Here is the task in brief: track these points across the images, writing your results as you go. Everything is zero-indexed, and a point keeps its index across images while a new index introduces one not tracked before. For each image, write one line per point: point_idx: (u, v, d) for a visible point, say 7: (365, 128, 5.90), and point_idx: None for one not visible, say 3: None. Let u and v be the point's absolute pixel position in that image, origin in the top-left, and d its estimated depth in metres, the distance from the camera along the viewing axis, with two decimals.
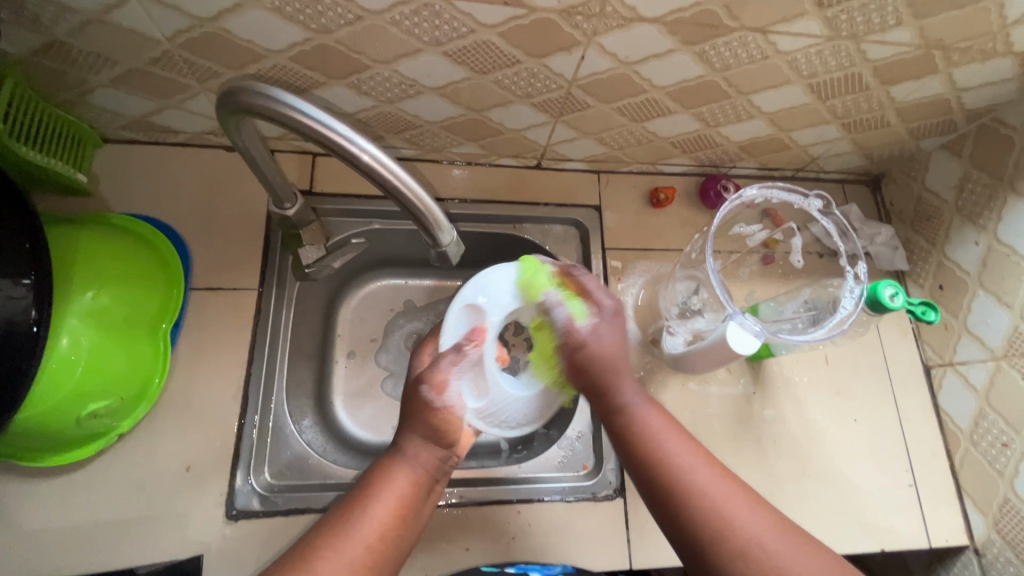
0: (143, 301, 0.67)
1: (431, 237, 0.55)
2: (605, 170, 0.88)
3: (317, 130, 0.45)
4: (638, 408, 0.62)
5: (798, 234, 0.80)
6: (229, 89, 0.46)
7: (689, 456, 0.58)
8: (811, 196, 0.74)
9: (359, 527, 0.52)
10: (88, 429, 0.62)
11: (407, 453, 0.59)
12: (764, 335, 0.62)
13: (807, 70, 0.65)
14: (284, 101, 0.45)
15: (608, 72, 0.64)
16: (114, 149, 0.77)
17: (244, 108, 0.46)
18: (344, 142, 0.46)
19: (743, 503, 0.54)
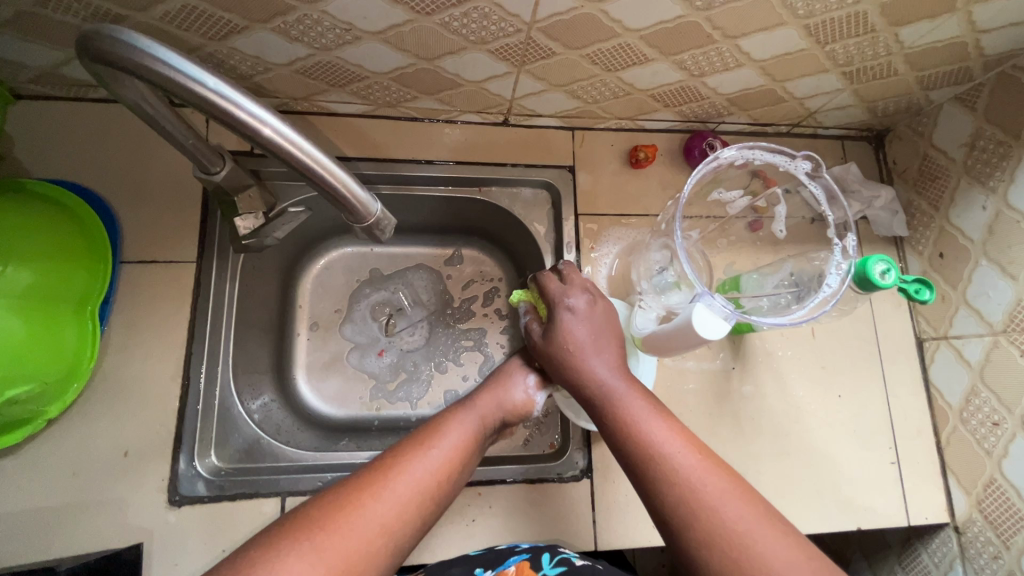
0: (63, 278, 0.61)
1: (348, 211, 0.49)
2: (580, 127, 0.80)
3: (196, 92, 0.39)
4: (611, 383, 0.56)
5: (783, 201, 0.70)
6: (82, 35, 0.38)
7: (664, 433, 0.52)
8: (800, 157, 0.65)
9: (425, 461, 0.52)
10: (9, 416, 0.58)
11: (476, 405, 0.61)
12: (735, 319, 0.52)
13: (803, 9, 0.56)
14: (150, 54, 0.38)
15: (572, 12, 0.55)
16: (29, 107, 0.69)
17: (101, 59, 0.39)
18: (227, 104, 0.40)
19: (717, 482, 0.48)
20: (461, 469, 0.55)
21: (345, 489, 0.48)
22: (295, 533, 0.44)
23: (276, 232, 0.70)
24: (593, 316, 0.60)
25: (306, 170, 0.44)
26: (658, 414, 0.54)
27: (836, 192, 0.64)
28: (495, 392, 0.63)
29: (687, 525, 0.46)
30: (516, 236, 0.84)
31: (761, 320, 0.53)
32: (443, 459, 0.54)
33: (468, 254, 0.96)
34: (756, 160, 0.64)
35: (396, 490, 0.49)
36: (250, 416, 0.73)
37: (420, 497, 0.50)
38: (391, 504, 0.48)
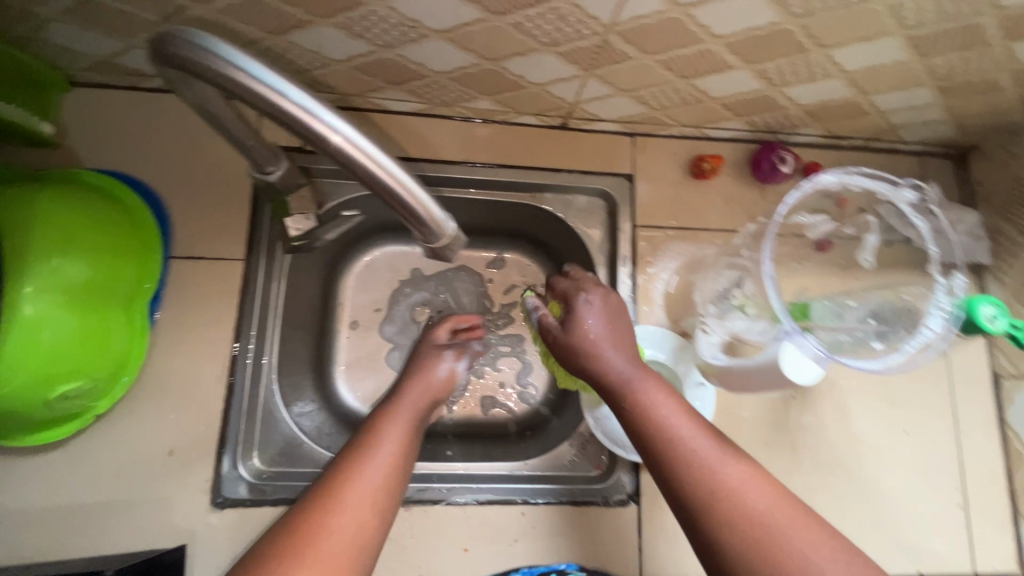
0: (116, 272, 0.61)
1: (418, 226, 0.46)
2: (641, 133, 0.76)
3: (273, 101, 0.36)
4: (627, 374, 0.53)
5: (875, 231, 0.65)
6: (162, 37, 0.36)
7: (686, 423, 0.51)
8: (902, 185, 0.62)
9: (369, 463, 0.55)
10: (62, 410, 0.58)
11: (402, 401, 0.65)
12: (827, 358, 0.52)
13: (912, 19, 0.51)
14: (227, 61, 0.36)
15: (657, 16, 0.51)
16: (83, 95, 0.68)
17: (179, 64, 0.36)
18: (307, 118, 0.38)
19: (737, 469, 0.48)
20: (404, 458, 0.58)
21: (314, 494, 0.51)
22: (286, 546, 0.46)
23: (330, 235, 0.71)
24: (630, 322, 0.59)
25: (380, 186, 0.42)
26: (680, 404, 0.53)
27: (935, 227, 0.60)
28: (417, 379, 0.70)
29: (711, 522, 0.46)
30: (566, 244, 0.81)
31: (856, 362, 0.51)
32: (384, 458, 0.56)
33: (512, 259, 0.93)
34: (854, 185, 0.60)
35: (349, 492, 0.51)
36: (291, 418, 0.70)
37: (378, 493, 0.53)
38: (362, 506, 0.51)
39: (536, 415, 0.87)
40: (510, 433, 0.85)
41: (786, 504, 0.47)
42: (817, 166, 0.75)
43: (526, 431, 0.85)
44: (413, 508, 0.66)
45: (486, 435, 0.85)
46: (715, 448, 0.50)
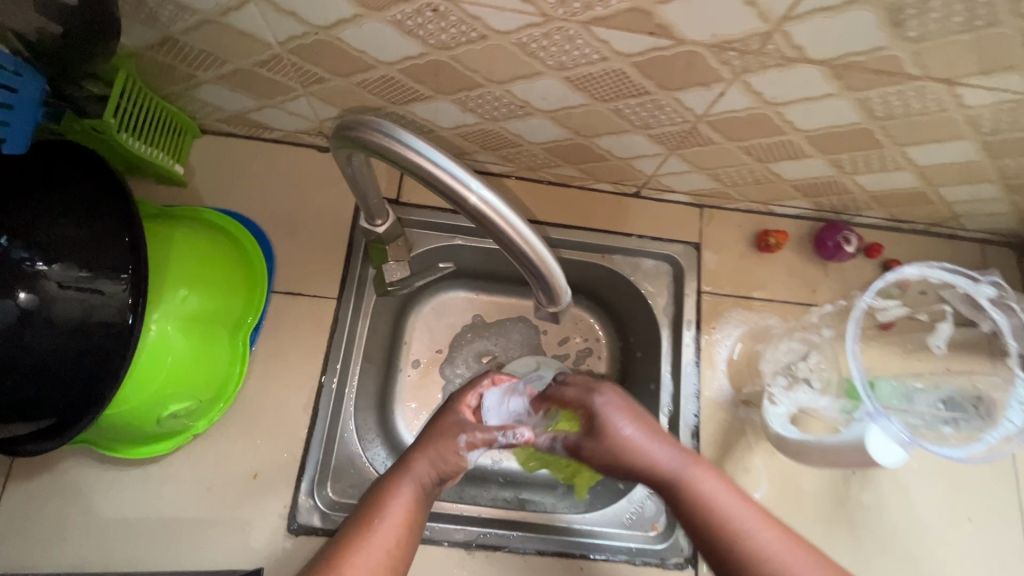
0: (227, 300, 0.67)
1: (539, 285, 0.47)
2: (708, 205, 0.81)
3: (447, 182, 0.41)
4: (676, 466, 0.59)
5: (948, 318, 0.68)
6: (343, 124, 0.43)
7: (728, 498, 0.57)
8: (983, 280, 0.65)
9: (368, 554, 0.52)
10: (168, 426, 0.63)
11: (410, 470, 0.59)
12: (910, 443, 0.56)
13: (988, 127, 0.55)
14: (415, 149, 0.41)
15: (747, 111, 0.56)
16: (210, 140, 0.76)
17: (358, 146, 0.43)
18: (459, 188, 0.41)
19: (771, 533, 0.54)
20: (412, 534, 0.56)
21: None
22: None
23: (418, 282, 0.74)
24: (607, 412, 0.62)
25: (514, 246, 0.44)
26: (724, 485, 0.58)
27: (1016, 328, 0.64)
28: (427, 460, 0.60)
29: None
30: (628, 304, 0.84)
31: (942, 451, 0.54)
32: (390, 539, 0.54)
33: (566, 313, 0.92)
34: (933, 278, 0.64)
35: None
36: (363, 451, 0.74)
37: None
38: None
39: None
40: None
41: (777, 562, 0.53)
42: (880, 247, 0.78)
43: None
44: (474, 553, 0.67)
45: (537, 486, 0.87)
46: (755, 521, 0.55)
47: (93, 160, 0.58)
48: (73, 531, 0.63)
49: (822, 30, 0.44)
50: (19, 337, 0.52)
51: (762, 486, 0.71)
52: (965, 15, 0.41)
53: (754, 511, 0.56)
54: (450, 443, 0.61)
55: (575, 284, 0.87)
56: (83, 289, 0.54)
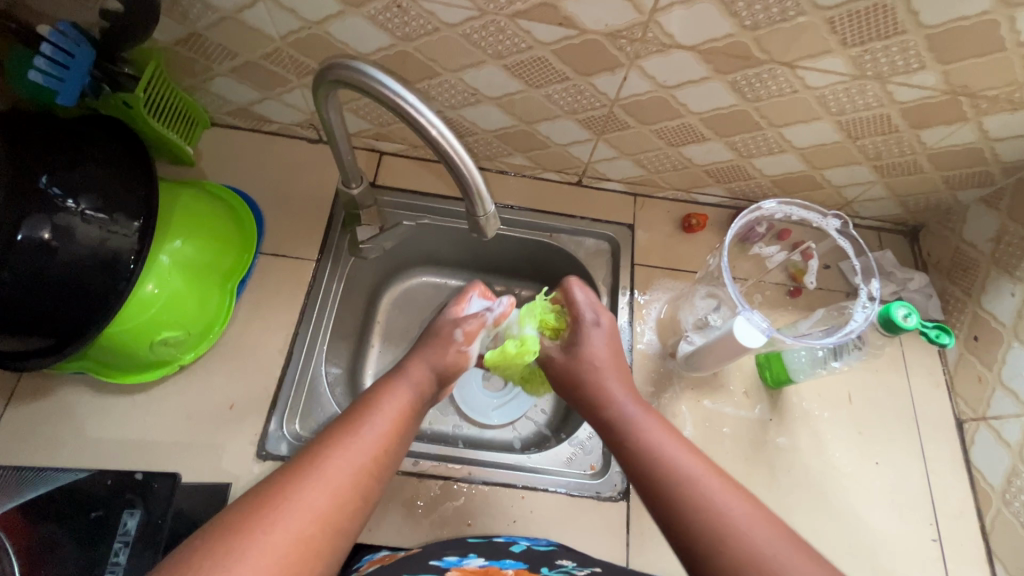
0: (220, 255, 0.78)
1: (471, 207, 0.58)
2: (641, 194, 0.94)
3: (413, 115, 0.53)
4: (635, 420, 0.63)
5: (814, 255, 0.83)
6: (333, 62, 0.54)
7: (681, 451, 0.58)
8: (829, 215, 0.79)
9: (355, 448, 0.56)
10: (158, 355, 0.72)
11: (408, 375, 0.65)
12: (771, 332, 0.64)
13: (836, 107, 0.69)
14: (392, 88, 0.52)
15: (648, 95, 0.71)
16: (217, 131, 0.90)
17: (348, 78, 0.54)
18: (415, 114, 0.53)
19: (719, 484, 0.54)
20: (399, 437, 0.60)
21: (288, 473, 0.53)
22: (238, 522, 0.48)
23: (387, 243, 0.88)
24: (595, 336, 0.70)
25: (454, 168, 0.55)
26: (645, 412, 0.64)
27: (866, 246, 0.75)
28: (426, 362, 0.67)
29: (681, 504, 0.54)
30: (577, 280, 0.95)
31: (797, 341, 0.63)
32: (376, 438, 0.58)
33: (522, 296, 1.02)
34: (794, 216, 0.77)
35: (320, 480, 0.52)
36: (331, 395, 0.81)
37: (354, 493, 0.54)
38: (323, 496, 0.51)
39: (540, 433, 0.96)
40: (515, 447, 0.95)
41: (722, 506, 0.52)
42: None
43: (530, 446, 0.95)
44: (426, 481, 0.74)
45: (494, 448, 0.95)
46: (709, 476, 0.55)
47: (120, 131, 0.71)
48: (65, 449, 0.70)
49: (683, 20, 0.59)
50: (44, 259, 0.61)
51: (687, 428, 0.79)
52: (779, 7, 0.56)
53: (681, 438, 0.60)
54: (449, 347, 0.68)
55: (531, 265, 0.99)
56: (103, 225, 0.64)
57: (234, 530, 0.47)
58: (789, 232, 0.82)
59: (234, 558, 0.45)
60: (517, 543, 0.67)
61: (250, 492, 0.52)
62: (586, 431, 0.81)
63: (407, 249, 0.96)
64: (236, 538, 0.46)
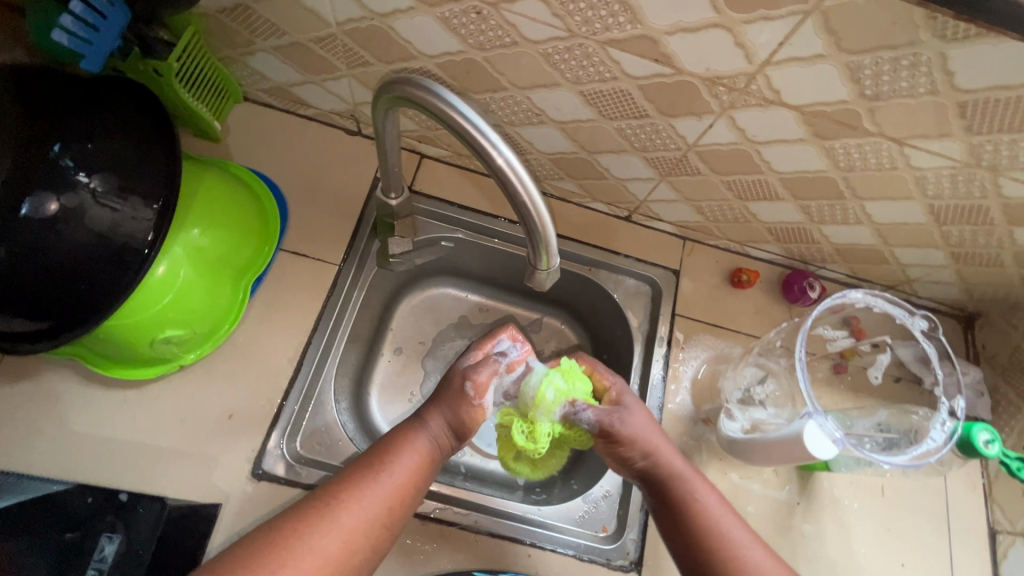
0: (237, 248, 0.71)
1: (534, 256, 0.53)
2: (691, 239, 0.88)
3: (485, 148, 0.45)
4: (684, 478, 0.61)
5: (887, 350, 0.78)
6: (400, 77, 0.47)
7: (727, 515, 0.59)
8: (916, 314, 0.73)
9: (372, 497, 0.52)
10: (159, 352, 0.66)
11: (428, 425, 0.59)
12: (843, 443, 0.60)
13: (933, 190, 0.63)
14: (464, 114, 0.45)
15: (730, 146, 0.65)
16: (249, 107, 0.82)
17: (413, 99, 0.47)
18: (486, 145, 0.45)
19: (763, 555, 0.57)
20: (418, 488, 0.56)
21: (303, 512, 0.50)
22: (251, 562, 0.46)
23: (419, 259, 0.85)
24: (632, 401, 0.65)
25: (524, 214, 0.49)
26: (691, 469, 0.62)
27: (951, 353, 0.71)
28: (446, 412, 0.61)
29: (716, 568, 0.56)
30: (610, 320, 0.89)
31: (870, 454, 0.60)
32: (394, 488, 0.54)
33: (547, 324, 0.96)
34: (876, 306, 0.71)
35: (336, 528, 0.50)
36: (335, 410, 0.77)
37: (368, 544, 0.51)
38: (337, 546, 0.49)
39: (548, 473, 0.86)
40: (518, 487, 0.85)
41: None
42: None
43: (536, 487, 0.85)
44: (428, 524, 0.69)
45: (493, 483, 0.85)
46: (752, 544, 0.57)
47: (145, 99, 0.63)
48: (45, 441, 0.64)
49: (796, 78, 0.53)
50: (46, 239, 0.54)
51: None
52: (909, 81, 0.50)
53: (722, 500, 0.60)
54: (465, 404, 0.61)
55: (561, 295, 0.93)
56: (117, 207, 0.57)
57: (246, 567, 0.46)
58: (861, 321, 0.76)
59: None
60: None
61: (266, 523, 0.51)
62: (603, 489, 0.77)
63: (439, 262, 0.91)
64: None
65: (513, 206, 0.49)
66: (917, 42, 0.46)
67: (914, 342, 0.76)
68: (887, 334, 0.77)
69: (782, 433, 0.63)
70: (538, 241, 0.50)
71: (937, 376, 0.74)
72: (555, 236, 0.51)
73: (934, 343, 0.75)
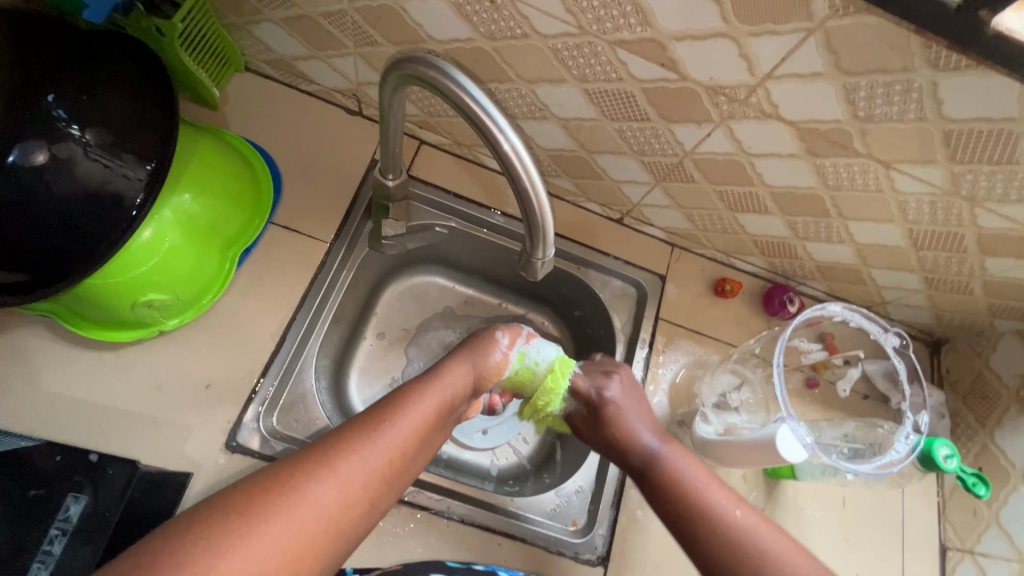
0: (229, 217, 0.70)
1: (531, 247, 0.54)
2: (679, 246, 0.90)
3: (492, 132, 0.46)
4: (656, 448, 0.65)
5: (858, 365, 0.81)
6: (410, 56, 0.47)
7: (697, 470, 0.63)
8: (890, 331, 0.76)
9: (377, 447, 0.52)
10: (139, 316, 0.65)
11: (439, 381, 0.61)
12: (811, 449, 0.62)
13: (913, 215, 0.66)
14: (474, 97, 0.45)
15: (726, 156, 0.66)
16: (250, 78, 0.81)
17: (422, 79, 0.47)
18: (494, 130, 0.46)
19: (734, 502, 0.59)
20: (421, 446, 0.56)
21: (304, 460, 0.49)
22: (244, 505, 0.44)
23: (410, 244, 0.85)
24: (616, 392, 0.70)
25: (526, 203, 0.50)
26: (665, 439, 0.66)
27: (920, 371, 0.75)
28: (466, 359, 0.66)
29: (684, 514, 0.59)
30: (594, 319, 0.90)
31: (835, 461, 0.62)
32: (397, 442, 0.53)
33: (531, 320, 0.97)
34: (853, 321, 0.74)
35: (333, 477, 0.48)
36: (315, 388, 0.77)
37: (365, 498, 0.50)
38: (332, 494, 0.47)
39: (521, 467, 0.88)
40: (491, 478, 0.86)
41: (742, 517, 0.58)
42: None
43: (508, 479, 0.86)
44: (401, 507, 0.69)
45: (467, 473, 0.86)
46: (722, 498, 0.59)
47: (144, 57, 0.62)
48: (12, 397, 0.62)
49: (794, 94, 0.55)
50: (30, 188, 0.52)
51: None
52: (900, 106, 0.52)
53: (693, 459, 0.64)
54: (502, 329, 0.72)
55: (549, 291, 0.94)
56: (109, 164, 0.56)
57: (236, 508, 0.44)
58: (834, 337, 0.80)
59: (228, 547, 0.41)
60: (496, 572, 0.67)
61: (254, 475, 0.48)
62: (575, 484, 0.78)
63: (429, 251, 0.91)
64: (235, 523, 0.43)
65: (516, 192, 0.49)
66: (911, 69, 0.48)
67: (884, 359, 0.80)
68: (859, 350, 0.80)
69: (755, 437, 0.65)
70: (536, 229, 0.51)
71: (906, 393, 0.77)
72: (553, 224, 0.52)
73: (905, 358, 0.78)
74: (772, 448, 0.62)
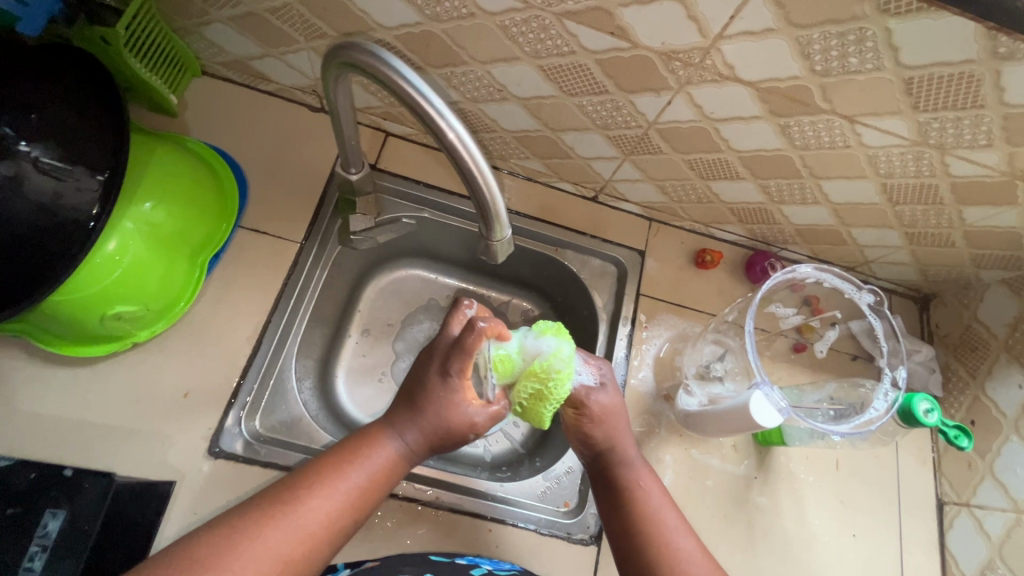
0: (194, 225, 0.69)
1: (487, 230, 0.53)
2: (657, 220, 0.88)
3: (432, 116, 0.45)
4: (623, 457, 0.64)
5: (835, 327, 0.81)
6: (344, 42, 0.46)
7: (658, 492, 0.62)
8: (864, 289, 0.76)
9: (313, 505, 0.50)
10: (110, 329, 0.65)
11: (397, 427, 0.56)
12: (787, 413, 0.62)
13: (885, 169, 0.64)
14: (411, 82, 0.45)
15: (690, 123, 0.65)
16: (208, 82, 0.80)
17: (359, 66, 0.46)
18: (434, 116, 0.45)
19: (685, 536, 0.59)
20: (364, 501, 0.53)
21: (266, 507, 0.49)
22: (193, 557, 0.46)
23: (380, 237, 0.84)
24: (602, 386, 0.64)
25: (476, 188, 0.49)
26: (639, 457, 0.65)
27: (896, 327, 0.75)
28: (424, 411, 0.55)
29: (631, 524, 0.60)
30: (576, 300, 0.89)
31: (812, 424, 0.61)
32: (333, 503, 0.51)
33: (514, 305, 0.96)
34: (827, 281, 0.75)
35: (267, 538, 0.48)
36: (297, 391, 0.77)
37: (298, 556, 0.48)
38: (266, 554, 0.47)
39: (515, 453, 0.87)
40: (484, 464, 0.86)
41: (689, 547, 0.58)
42: None
43: (501, 466, 0.86)
44: (390, 501, 0.69)
45: (460, 462, 0.85)
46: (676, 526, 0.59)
47: (90, 66, 0.61)
48: None
49: (748, 53, 0.53)
50: None
51: (669, 475, 0.76)
52: (857, 57, 0.51)
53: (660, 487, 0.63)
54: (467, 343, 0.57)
55: (529, 276, 0.93)
56: (60, 177, 0.55)
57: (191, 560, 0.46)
58: (817, 301, 0.79)
59: None
60: (477, 565, 0.65)
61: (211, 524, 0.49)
62: (565, 465, 0.78)
63: (406, 244, 0.90)
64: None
65: (465, 179, 0.48)
66: (862, 16, 0.47)
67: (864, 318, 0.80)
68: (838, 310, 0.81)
69: (731, 404, 0.65)
70: (489, 214, 0.50)
71: (883, 349, 0.77)
72: (505, 205, 0.51)
73: (883, 318, 0.78)
74: (748, 414, 0.61)
